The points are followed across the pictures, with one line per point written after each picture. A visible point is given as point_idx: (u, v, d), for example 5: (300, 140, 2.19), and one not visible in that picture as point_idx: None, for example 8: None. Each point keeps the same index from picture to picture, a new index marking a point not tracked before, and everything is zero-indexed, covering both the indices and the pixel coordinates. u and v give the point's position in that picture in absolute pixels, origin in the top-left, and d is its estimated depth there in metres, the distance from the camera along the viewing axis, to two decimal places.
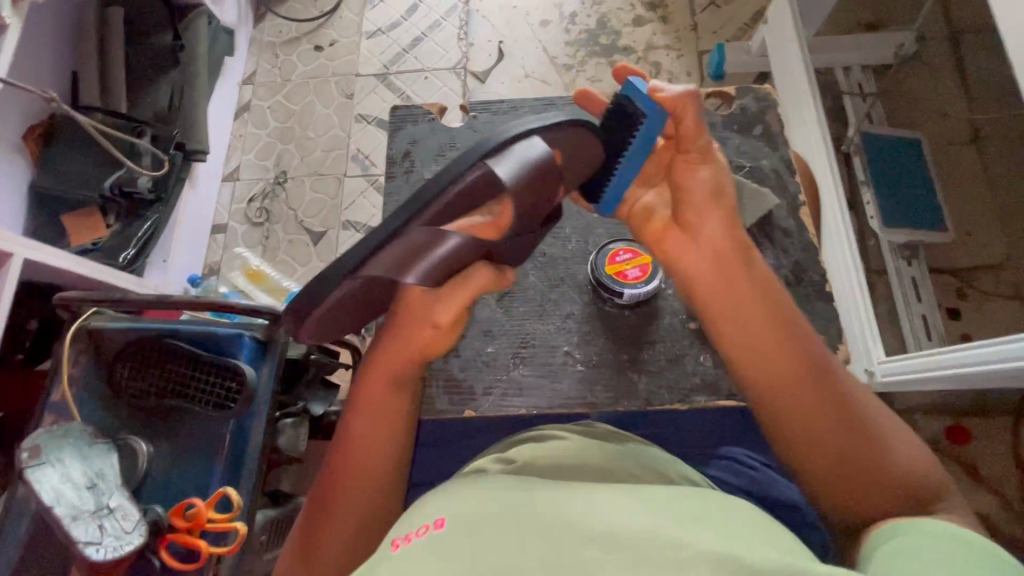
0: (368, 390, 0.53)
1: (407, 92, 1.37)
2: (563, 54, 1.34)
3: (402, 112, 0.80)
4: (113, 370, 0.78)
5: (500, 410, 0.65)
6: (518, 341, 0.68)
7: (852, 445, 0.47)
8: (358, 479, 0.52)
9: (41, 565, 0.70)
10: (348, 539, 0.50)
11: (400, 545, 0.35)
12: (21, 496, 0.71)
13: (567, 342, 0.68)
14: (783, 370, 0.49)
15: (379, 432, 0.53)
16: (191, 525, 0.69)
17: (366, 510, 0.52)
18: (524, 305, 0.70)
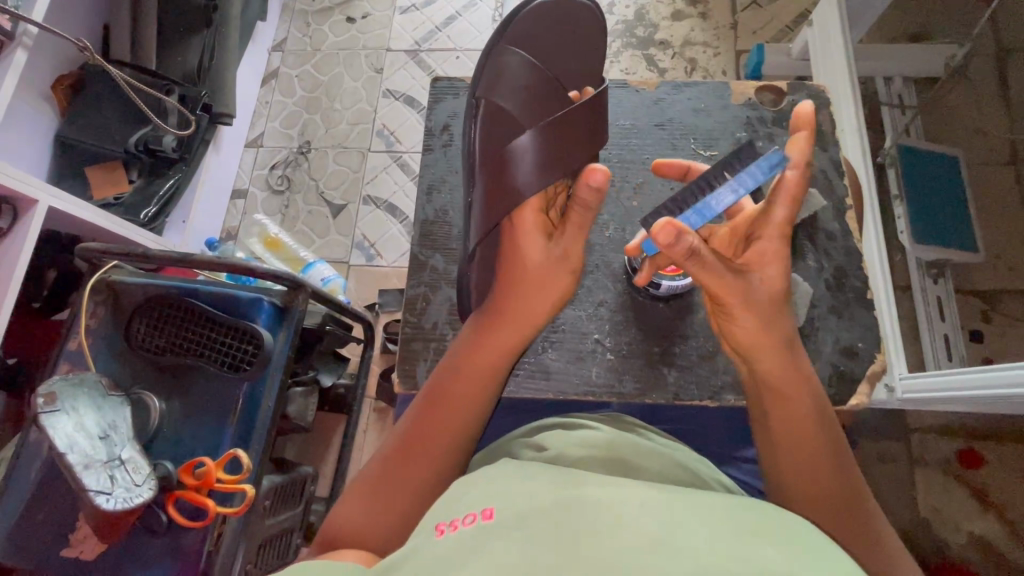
0: (460, 362, 0.57)
1: (437, 70, 1.35)
2: None
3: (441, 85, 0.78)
4: (129, 324, 0.79)
5: (527, 391, 0.65)
6: (549, 325, 0.67)
7: (841, 502, 0.49)
8: (430, 446, 0.54)
9: (46, 510, 0.70)
10: (410, 499, 0.52)
11: (446, 532, 0.40)
12: (33, 440, 0.72)
13: (597, 329, 0.67)
14: (814, 456, 0.50)
15: (462, 404, 0.55)
16: (200, 485, 0.69)
17: (437, 472, 0.53)
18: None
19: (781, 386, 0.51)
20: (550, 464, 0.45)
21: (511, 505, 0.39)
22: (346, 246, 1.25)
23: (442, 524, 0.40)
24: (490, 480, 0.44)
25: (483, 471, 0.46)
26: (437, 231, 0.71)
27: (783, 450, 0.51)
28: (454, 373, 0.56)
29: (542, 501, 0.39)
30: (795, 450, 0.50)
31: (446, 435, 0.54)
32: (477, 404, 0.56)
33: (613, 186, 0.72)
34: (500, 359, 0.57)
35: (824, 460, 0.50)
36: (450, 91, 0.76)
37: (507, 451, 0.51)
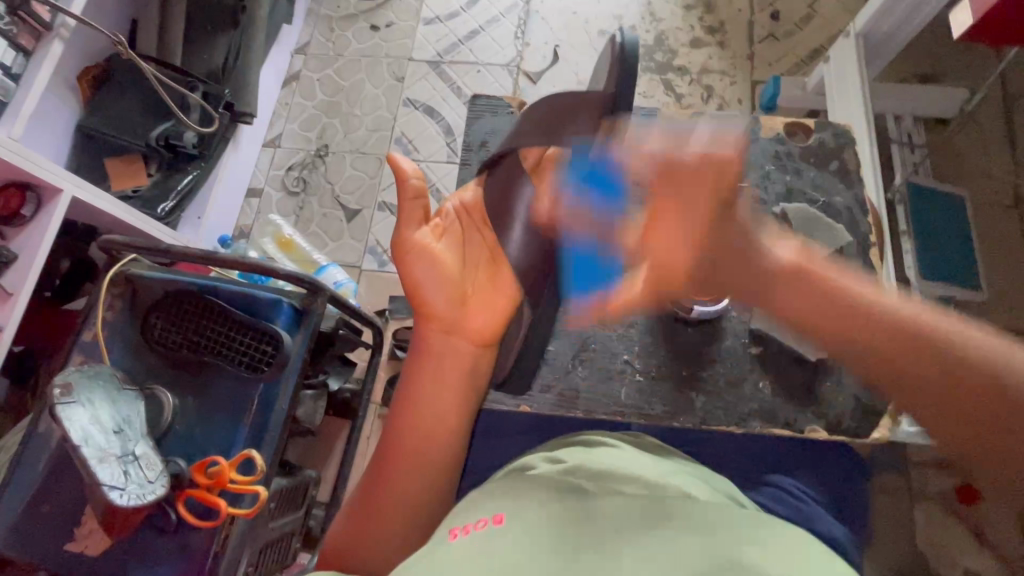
0: (416, 389, 0.58)
1: (458, 83, 1.37)
2: None
3: (481, 100, 0.81)
4: (146, 319, 0.79)
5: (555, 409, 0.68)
6: (579, 344, 0.70)
7: (895, 353, 0.43)
8: (406, 473, 0.55)
9: (51, 504, 0.70)
10: (400, 527, 0.54)
11: (459, 535, 0.40)
12: (41, 431, 0.72)
13: (627, 350, 0.69)
14: (864, 330, 0.44)
15: (425, 421, 0.57)
16: (212, 484, 0.69)
17: (421, 497, 0.55)
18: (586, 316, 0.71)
19: (808, 298, 0.46)
20: (565, 474, 0.45)
21: (525, 512, 0.40)
22: (359, 251, 1.26)
23: (454, 528, 0.40)
24: (504, 487, 0.45)
25: (502, 479, 0.47)
26: None
27: (829, 338, 0.46)
28: (408, 405, 0.57)
29: (553, 506, 0.40)
30: (843, 341, 0.45)
31: (419, 459, 0.56)
32: (433, 418, 0.57)
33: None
34: (446, 358, 0.59)
35: (880, 307, 0.44)
36: (485, 108, 0.79)
37: (524, 458, 0.52)
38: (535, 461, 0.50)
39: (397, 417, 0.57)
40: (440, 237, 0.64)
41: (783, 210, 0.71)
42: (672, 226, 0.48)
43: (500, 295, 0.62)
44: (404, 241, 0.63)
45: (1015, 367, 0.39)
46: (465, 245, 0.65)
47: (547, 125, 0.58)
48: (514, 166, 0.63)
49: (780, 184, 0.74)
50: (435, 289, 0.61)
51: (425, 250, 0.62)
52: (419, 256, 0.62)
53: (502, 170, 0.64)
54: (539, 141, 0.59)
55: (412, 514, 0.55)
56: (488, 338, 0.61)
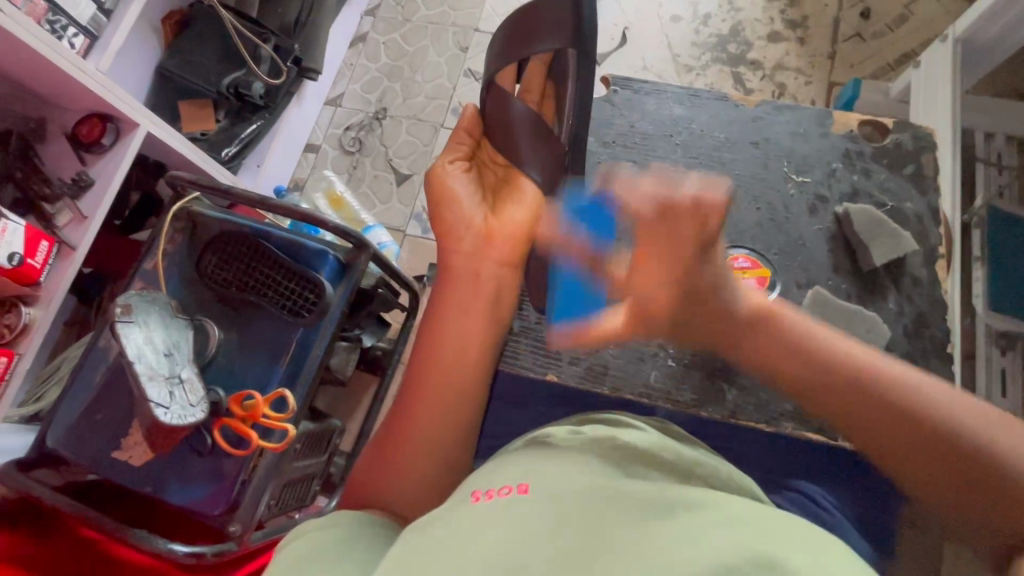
0: (443, 320, 0.60)
1: None
2: (686, 54, 1.30)
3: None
4: (202, 254, 0.83)
5: (582, 380, 0.67)
6: None
7: (823, 395, 0.48)
8: (428, 418, 0.56)
9: (103, 413, 0.76)
10: (418, 476, 0.54)
11: (483, 498, 0.40)
12: (102, 345, 0.78)
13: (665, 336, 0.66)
14: (801, 373, 0.49)
15: (448, 363, 0.59)
16: (247, 416, 0.72)
17: (441, 440, 0.57)
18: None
19: (796, 354, 0.49)
20: (591, 450, 0.45)
21: (552, 484, 0.39)
22: (404, 215, 1.28)
23: (479, 491, 0.40)
24: (529, 457, 0.45)
25: (523, 449, 0.47)
26: None
27: (754, 357, 0.52)
28: (433, 338, 0.60)
29: (577, 485, 0.39)
30: (781, 358, 0.50)
31: (441, 398, 0.57)
32: (456, 363, 0.59)
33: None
34: (471, 275, 0.63)
35: (848, 358, 0.48)
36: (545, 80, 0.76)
37: (546, 429, 0.52)
38: (557, 432, 0.50)
39: (423, 358, 0.59)
40: (468, 170, 0.72)
41: (846, 211, 0.67)
42: (657, 287, 0.48)
43: (524, 207, 0.68)
44: (435, 174, 0.70)
45: (959, 421, 0.44)
46: (484, 172, 0.75)
47: (515, 46, 0.72)
48: (499, 91, 0.72)
49: (846, 187, 0.70)
50: (473, 211, 0.68)
51: (445, 173, 0.70)
52: (443, 180, 0.70)
53: (492, 97, 0.72)
54: (520, 53, 0.71)
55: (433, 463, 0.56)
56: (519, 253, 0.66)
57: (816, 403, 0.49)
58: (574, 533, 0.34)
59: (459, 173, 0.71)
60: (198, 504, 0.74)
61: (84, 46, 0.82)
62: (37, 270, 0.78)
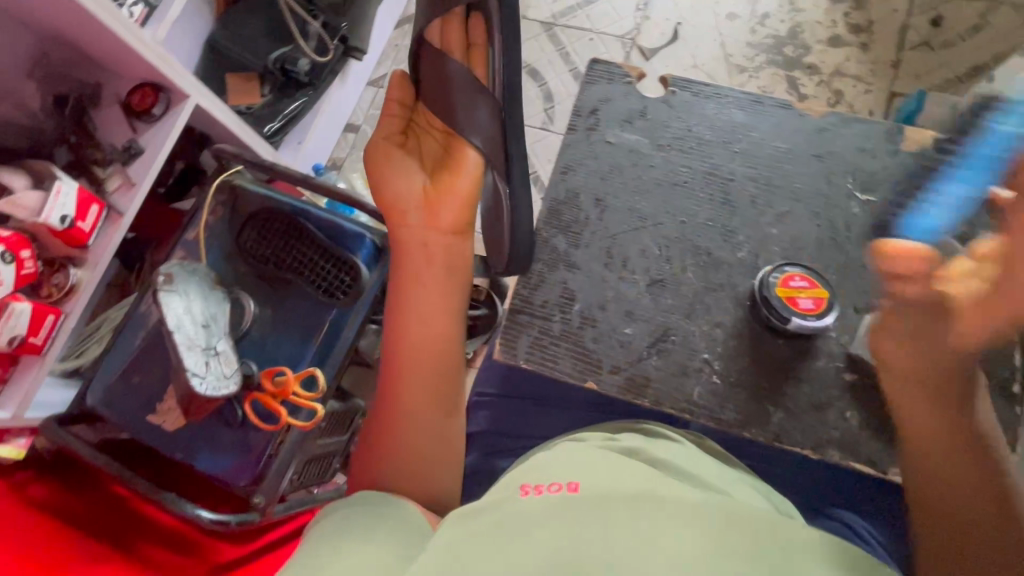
0: (407, 301, 0.61)
1: (567, 48, 1.32)
2: (739, 55, 1.25)
3: (595, 68, 0.63)
4: (242, 230, 0.84)
5: (582, 378, 0.54)
6: (660, 331, 0.55)
7: (935, 441, 0.49)
8: (407, 400, 0.58)
9: (140, 377, 0.78)
10: (407, 458, 0.55)
11: (532, 494, 0.41)
12: (142, 310, 0.80)
13: (706, 347, 0.55)
14: (949, 434, 0.49)
15: (412, 344, 0.60)
16: (277, 391, 0.73)
17: (423, 419, 0.57)
18: (640, 262, 0.57)
19: (942, 418, 0.49)
20: (632, 456, 0.46)
21: (599, 487, 0.41)
22: None
23: (529, 486, 0.41)
24: (570, 454, 0.46)
25: (559, 448, 0.48)
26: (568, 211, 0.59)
27: (912, 398, 0.50)
28: (398, 318, 0.61)
29: (623, 489, 0.40)
30: (923, 408, 0.50)
31: (414, 378, 0.58)
32: (416, 343, 0.60)
33: (751, 198, 0.59)
34: (427, 254, 0.64)
35: (977, 431, 0.48)
36: (602, 78, 0.62)
37: (583, 432, 0.52)
38: (589, 439, 0.50)
39: (392, 340, 0.60)
40: (405, 150, 0.71)
41: None
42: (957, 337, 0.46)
43: (463, 180, 0.66)
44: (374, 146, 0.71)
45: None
46: (426, 144, 0.72)
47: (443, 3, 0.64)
48: (432, 61, 0.67)
49: None
50: (410, 180, 0.68)
51: (386, 157, 0.70)
52: (386, 163, 0.69)
53: (423, 66, 0.67)
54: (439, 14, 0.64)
55: (417, 444, 0.56)
56: (461, 217, 0.66)
57: (918, 442, 0.50)
58: (630, 537, 0.35)
59: (394, 151, 0.70)
60: (225, 474, 0.75)
61: (143, 15, 0.83)
62: (86, 232, 0.80)
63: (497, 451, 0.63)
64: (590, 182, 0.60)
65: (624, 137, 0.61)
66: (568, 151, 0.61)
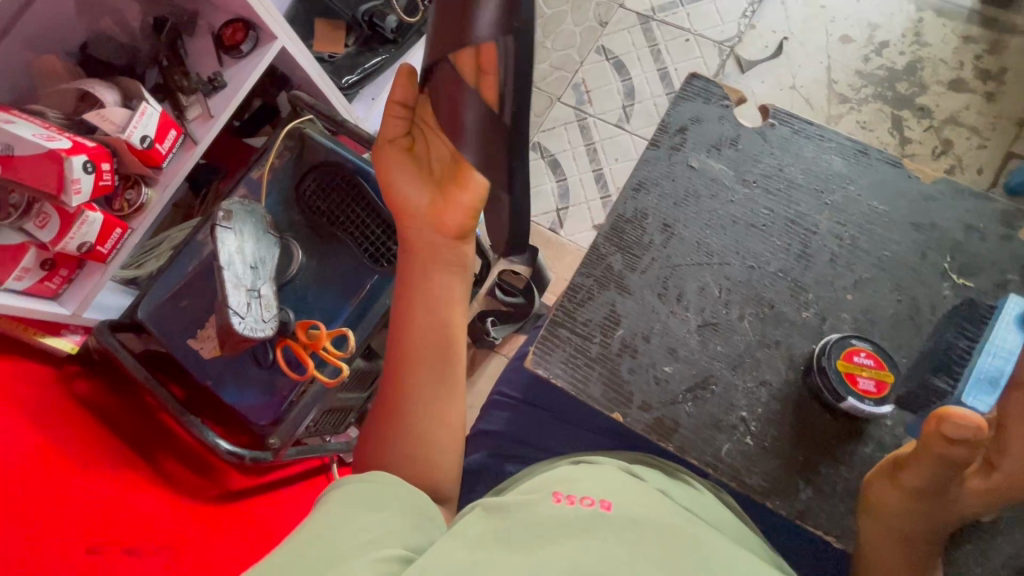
0: (411, 300, 0.63)
1: (660, 46, 1.26)
2: (845, 82, 1.16)
3: (693, 84, 0.58)
4: (304, 178, 0.85)
5: (608, 407, 0.51)
6: (700, 377, 0.51)
7: (896, 547, 0.48)
8: (410, 396, 0.60)
9: (188, 303, 0.81)
10: (407, 448, 0.58)
11: (563, 501, 0.43)
12: (200, 240, 0.84)
13: (746, 404, 0.51)
14: (905, 536, 0.48)
15: (407, 344, 0.62)
16: (309, 343, 0.76)
17: (423, 413, 0.59)
18: (696, 299, 0.53)
19: (914, 513, 0.48)
20: (660, 491, 0.47)
21: (630, 512, 0.41)
22: None
23: (561, 493, 0.43)
24: (597, 472, 0.47)
25: (587, 464, 0.49)
26: (632, 230, 0.55)
27: (895, 499, 0.47)
28: (401, 315, 0.63)
29: (656, 521, 0.41)
30: (900, 513, 0.47)
31: (415, 374, 0.61)
32: (411, 344, 0.62)
33: (832, 256, 0.54)
34: (434, 255, 0.64)
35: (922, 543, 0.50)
36: (698, 96, 0.57)
37: (605, 459, 0.52)
38: (610, 462, 0.51)
39: (396, 337, 0.62)
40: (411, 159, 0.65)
41: None
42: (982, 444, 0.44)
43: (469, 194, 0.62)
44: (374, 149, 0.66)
45: None
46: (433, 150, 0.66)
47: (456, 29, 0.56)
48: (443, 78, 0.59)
49: None
50: (409, 188, 0.64)
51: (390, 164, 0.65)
52: (389, 171, 0.65)
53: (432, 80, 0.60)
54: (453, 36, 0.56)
55: (416, 436, 0.59)
56: (462, 227, 0.64)
57: (881, 546, 0.48)
58: (648, 564, 0.36)
59: (399, 158, 0.65)
60: (248, 410, 0.78)
61: None
62: (162, 155, 0.83)
63: (507, 456, 0.62)
64: (661, 204, 0.55)
65: (709, 165, 0.56)
66: (645, 168, 0.57)
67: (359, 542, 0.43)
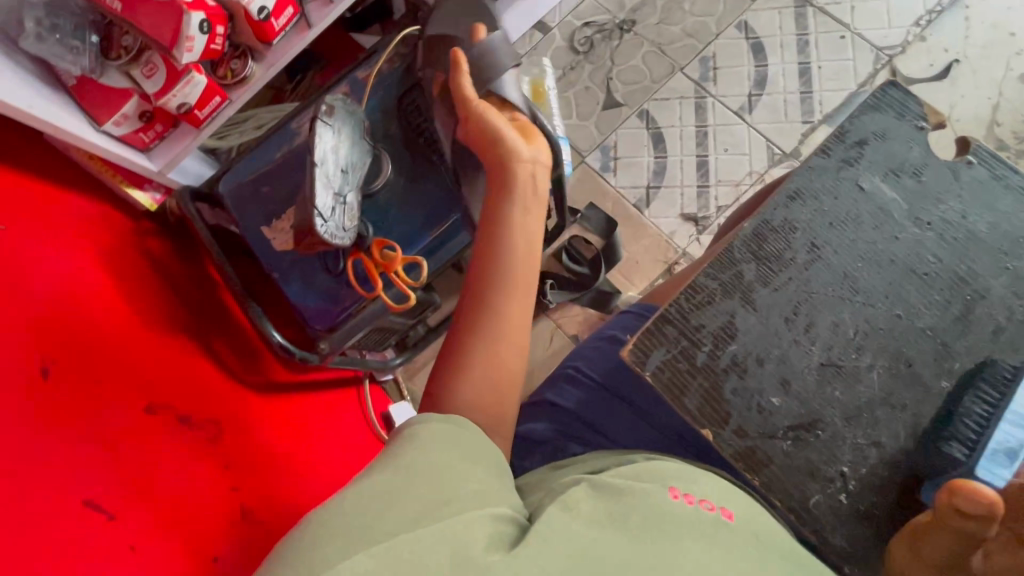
0: (500, 238, 0.58)
1: (810, 35, 1.13)
2: (1008, 127, 1.03)
3: (890, 94, 0.52)
4: (412, 90, 0.81)
5: (699, 421, 0.47)
6: (803, 417, 0.47)
7: None
8: (491, 338, 0.55)
9: (271, 190, 0.80)
10: (487, 388, 0.54)
11: (682, 498, 0.42)
12: (294, 128, 0.82)
13: (850, 461, 0.47)
14: None
15: (493, 284, 0.56)
16: (381, 263, 0.74)
17: (504, 356, 0.55)
18: (826, 334, 0.48)
19: None
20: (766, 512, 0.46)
21: (750, 531, 0.41)
22: (593, 142, 1.15)
23: (679, 490, 0.42)
24: (706, 476, 0.46)
25: (685, 465, 0.48)
26: (773, 239, 0.50)
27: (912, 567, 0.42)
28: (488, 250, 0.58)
29: (773, 544, 0.41)
30: None
31: (502, 314, 0.56)
32: (495, 274, 0.56)
33: (995, 328, 0.48)
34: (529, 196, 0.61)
35: None
36: (892, 108, 0.52)
37: (682, 464, 0.50)
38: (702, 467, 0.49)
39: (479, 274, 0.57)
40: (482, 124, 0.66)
41: None
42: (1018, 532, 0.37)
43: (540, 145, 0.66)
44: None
45: None
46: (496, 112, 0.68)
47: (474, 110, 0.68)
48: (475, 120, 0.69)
49: None
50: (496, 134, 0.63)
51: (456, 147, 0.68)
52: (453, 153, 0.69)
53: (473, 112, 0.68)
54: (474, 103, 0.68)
55: (494, 362, 0.54)
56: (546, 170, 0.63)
57: None
58: None
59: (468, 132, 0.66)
60: (309, 312, 0.79)
61: None
62: (275, 31, 0.80)
63: (561, 431, 0.61)
64: (814, 220, 0.50)
65: (882, 190, 0.50)
66: (808, 174, 0.51)
67: (464, 491, 0.38)
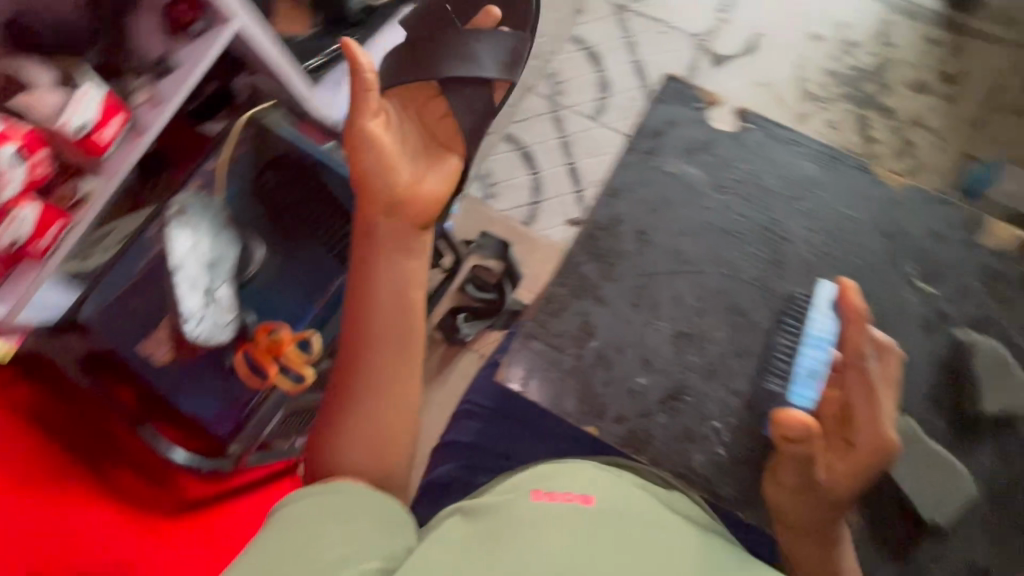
0: (365, 297, 0.58)
1: (635, 37, 1.24)
2: (815, 81, 1.17)
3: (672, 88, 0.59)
4: (266, 170, 0.80)
5: (583, 421, 0.54)
6: (672, 388, 0.55)
7: (805, 540, 0.51)
8: (369, 392, 0.57)
9: (138, 305, 0.77)
10: (373, 440, 0.57)
11: (543, 498, 0.46)
12: (149, 237, 0.78)
13: (717, 415, 0.55)
14: (812, 528, 0.50)
15: (364, 343, 0.58)
16: (271, 348, 0.73)
17: (383, 410, 0.58)
18: (669, 308, 0.57)
19: (814, 507, 0.50)
20: (642, 487, 0.49)
21: (609, 510, 0.44)
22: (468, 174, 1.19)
23: (540, 491, 0.46)
24: (576, 470, 0.50)
25: (564, 464, 0.51)
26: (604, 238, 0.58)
27: (783, 494, 0.51)
28: (357, 306, 0.59)
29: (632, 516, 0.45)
30: (805, 511, 0.50)
31: (376, 369, 0.58)
32: (366, 331, 0.58)
33: None
34: (397, 243, 0.59)
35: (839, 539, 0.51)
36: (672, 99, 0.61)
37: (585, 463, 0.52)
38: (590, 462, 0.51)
39: (352, 333, 0.58)
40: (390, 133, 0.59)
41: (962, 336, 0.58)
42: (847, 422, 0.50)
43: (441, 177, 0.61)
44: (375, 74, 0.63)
45: None
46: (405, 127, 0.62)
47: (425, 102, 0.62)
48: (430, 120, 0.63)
49: (970, 306, 0.59)
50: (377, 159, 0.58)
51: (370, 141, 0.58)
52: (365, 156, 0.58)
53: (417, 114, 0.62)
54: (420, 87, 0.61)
55: (376, 420, 0.57)
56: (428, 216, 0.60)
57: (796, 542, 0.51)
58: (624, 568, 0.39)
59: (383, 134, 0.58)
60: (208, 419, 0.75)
61: None
62: (104, 143, 0.76)
63: (478, 467, 0.61)
64: None
65: (682, 169, 0.60)
66: (619, 171, 0.60)
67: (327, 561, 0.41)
